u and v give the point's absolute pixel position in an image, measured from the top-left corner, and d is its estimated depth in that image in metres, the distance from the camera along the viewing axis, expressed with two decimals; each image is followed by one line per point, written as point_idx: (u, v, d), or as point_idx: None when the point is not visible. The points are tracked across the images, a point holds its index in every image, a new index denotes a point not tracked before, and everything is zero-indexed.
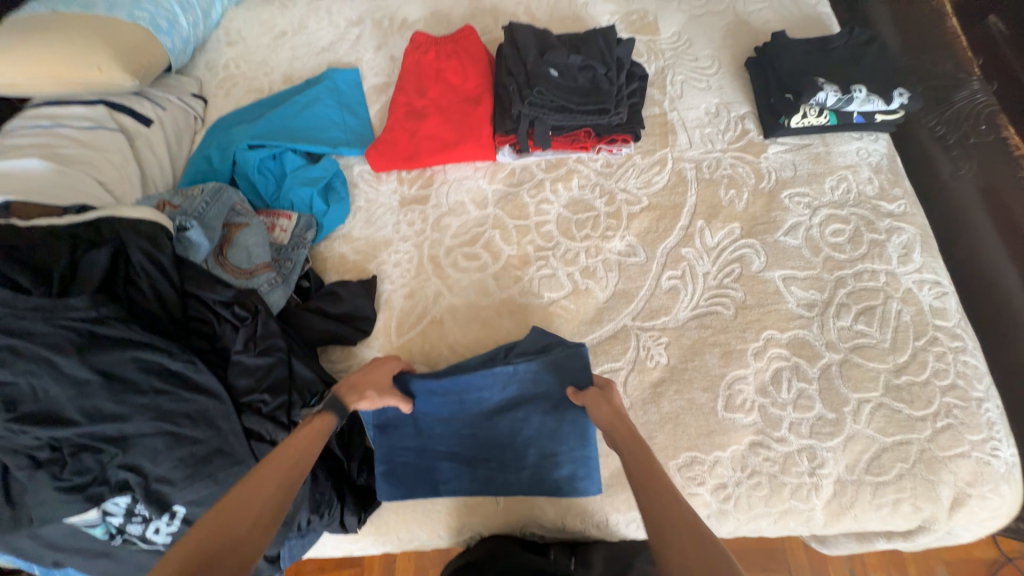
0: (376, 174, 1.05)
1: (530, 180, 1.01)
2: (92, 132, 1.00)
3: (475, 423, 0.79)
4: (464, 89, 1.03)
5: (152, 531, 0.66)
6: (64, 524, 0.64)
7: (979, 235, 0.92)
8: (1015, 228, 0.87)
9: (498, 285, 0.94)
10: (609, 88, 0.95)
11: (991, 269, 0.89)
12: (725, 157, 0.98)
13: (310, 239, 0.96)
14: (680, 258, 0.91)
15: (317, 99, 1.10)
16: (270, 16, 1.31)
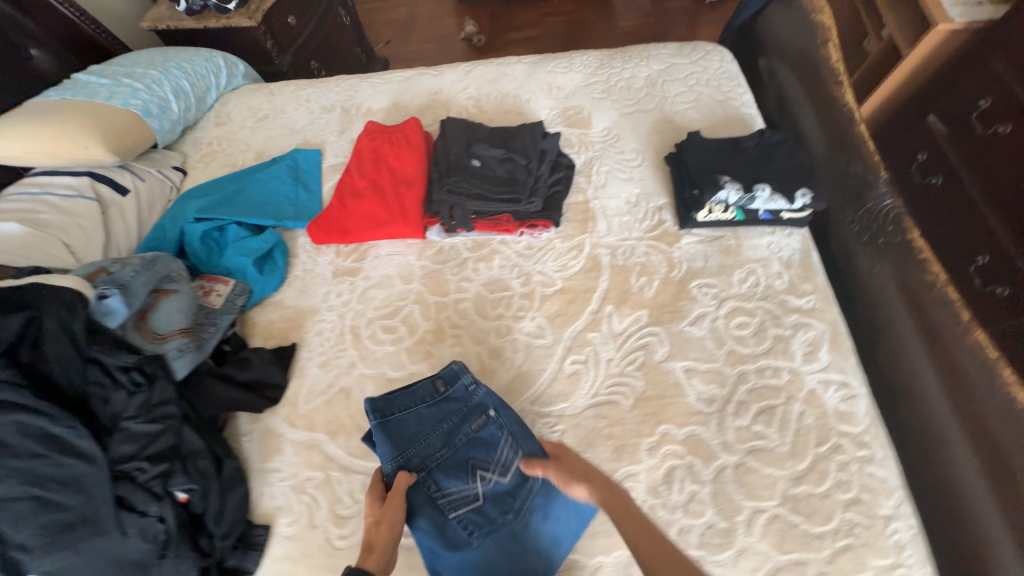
0: (316, 245, 1.12)
1: (455, 259, 1.06)
2: (71, 200, 1.12)
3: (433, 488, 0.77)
4: (402, 173, 1.12)
5: None
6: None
7: (899, 331, 0.89)
8: (933, 331, 0.85)
9: (407, 359, 0.95)
10: (524, 179, 1.02)
11: (910, 367, 0.86)
12: (640, 245, 1.01)
13: (240, 305, 1.02)
14: (586, 343, 0.92)
15: (275, 176, 1.21)
16: (257, 101, 1.48)
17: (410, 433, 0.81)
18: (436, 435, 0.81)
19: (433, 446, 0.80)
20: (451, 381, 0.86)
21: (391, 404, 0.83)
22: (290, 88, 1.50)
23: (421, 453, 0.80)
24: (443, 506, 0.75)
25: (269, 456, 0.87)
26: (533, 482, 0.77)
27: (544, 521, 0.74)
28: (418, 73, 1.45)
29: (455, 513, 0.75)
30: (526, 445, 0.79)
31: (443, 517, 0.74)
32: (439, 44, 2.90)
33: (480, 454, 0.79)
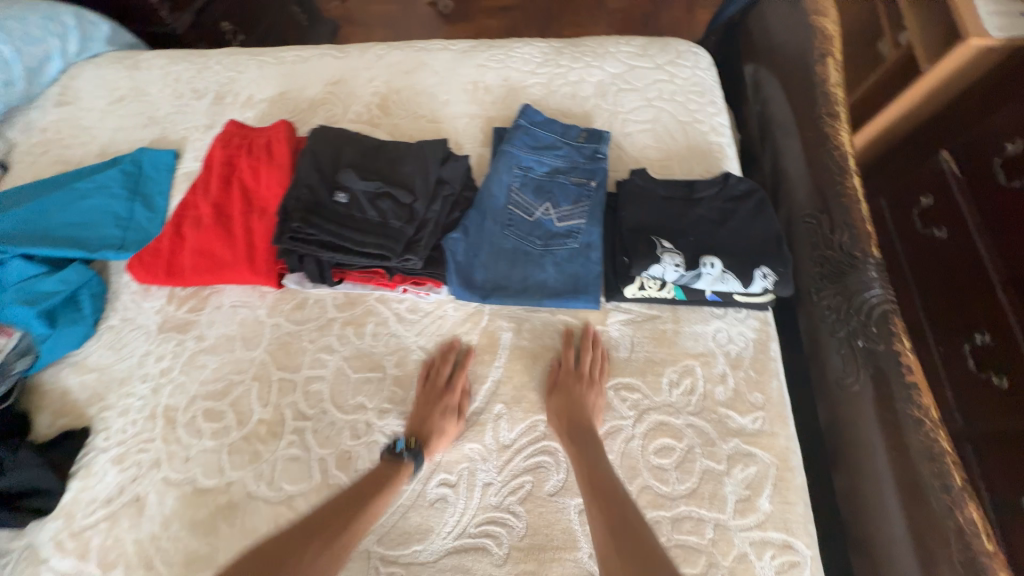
0: (144, 285, 0.87)
1: (317, 319, 0.82)
2: None
3: (519, 162, 0.86)
4: (257, 197, 0.86)
5: None
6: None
7: (869, 473, 0.67)
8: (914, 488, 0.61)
9: (228, 462, 0.72)
10: (401, 227, 0.77)
11: (878, 528, 0.64)
12: (552, 321, 0.79)
13: (21, 370, 0.78)
14: (460, 457, 0.70)
15: (101, 185, 0.93)
16: (114, 75, 1.17)
17: (537, 157, 0.87)
18: (539, 204, 0.83)
19: (539, 170, 0.86)
20: (596, 139, 0.88)
21: (532, 126, 0.89)
22: (159, 61, 1.19)
23: (533, 143, 0.88)
24: (512, 180, 0.85)
25: None
26: (570, 244, 0.79)
27: (538, 264, 0.79)
28: (318, 52, 1.15)
29: (506, 210, 0.83)
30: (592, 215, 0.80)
31: (504, 188, 0.84)
32: None
33: (561, 193, 0.83)
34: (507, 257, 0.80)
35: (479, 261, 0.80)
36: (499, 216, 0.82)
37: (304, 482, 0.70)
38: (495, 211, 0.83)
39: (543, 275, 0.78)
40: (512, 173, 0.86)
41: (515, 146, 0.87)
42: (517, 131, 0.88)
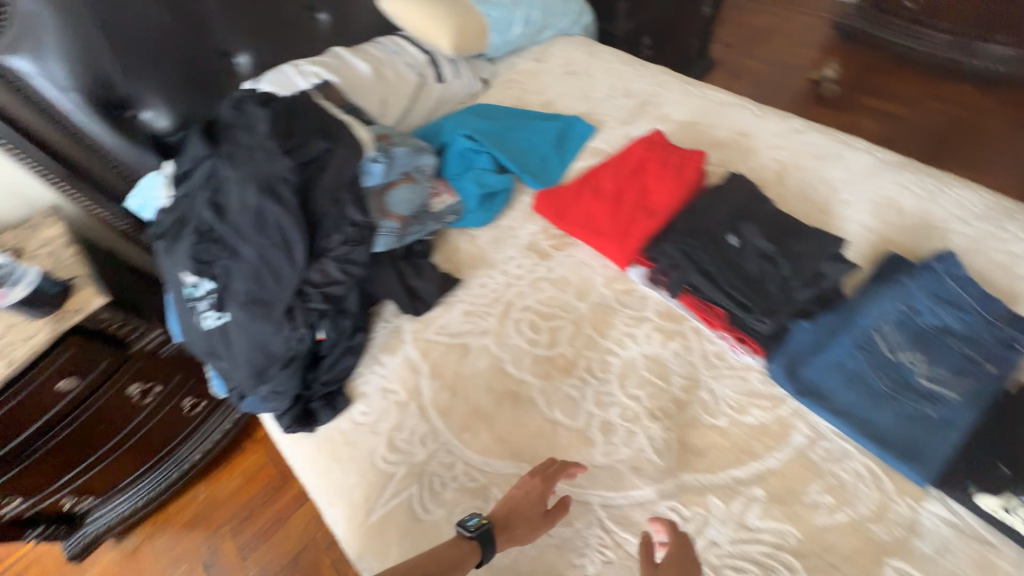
0: (532, 211, 1.15)
1: (637, 310, 0.96)
2: (405, 69, 1.36)
3: (909, 300, 0.82)
4: (650, 197, 1.03)
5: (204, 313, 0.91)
6: (173, 279, 0.92)
7: None
8: None
9: (527, 365, 0.93)
10: (774, 293, 0.82)
11: None
12: (856, 460, 0.74)
13: (447, 221, 1.10)
14: (702, 502, 0.74)
15: (542, 130, 1.23)
16: (576, 56, 1.52)
17: (933, 307, 0.81)
18: (911, 351, 0.79)
19: (926, 320, 0.81)
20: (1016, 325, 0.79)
21: (947, 277, 0.83)
22: (610, 59, 1.49)
23: (938, 291, 0.82)
24: (892, 312, 0.82)
25: (386, 350, 0.98)
26: (926, 407, 0.74)
27: (880, 402, 0.76)
28: (739, 104, 1.27)
29: (871, 334, 0.81)
30: (967, 401, 0.74)
31: (878, 313, 0.82)
32: (780, 76, 2.54)
33: (940, 356, 0.78)
34: (848, 376, 0.79)
35: (817, 361, 0.81)
36: (860, 335, 0.81)
37: (572, 420, 0.85)
38: (857, 330, 0.82)
39: (876, 416, 0.75)
40: (897, 305, 0.82)
41: (915, 285, 0.83)
42: (925, 273, 0.84)
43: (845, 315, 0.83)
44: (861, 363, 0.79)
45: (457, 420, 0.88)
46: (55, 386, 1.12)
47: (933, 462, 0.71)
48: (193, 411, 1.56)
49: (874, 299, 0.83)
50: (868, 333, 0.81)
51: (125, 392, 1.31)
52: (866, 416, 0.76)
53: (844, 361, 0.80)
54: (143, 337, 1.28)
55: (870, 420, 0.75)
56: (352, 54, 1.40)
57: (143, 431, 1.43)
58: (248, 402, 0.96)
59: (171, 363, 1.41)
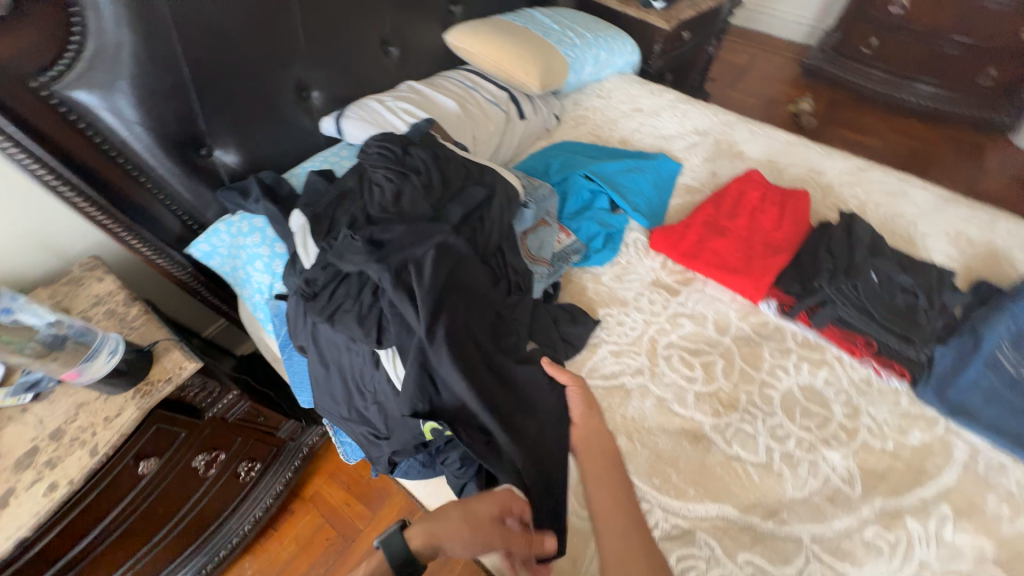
0: (647, 248, 1.17)
1: (778, 342, 1.01)
2: (491, 105, 1.36)
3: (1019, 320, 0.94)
4: (773, 235, 1.10)
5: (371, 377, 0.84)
6: (330, 340, 0.85)
7: None
8: None
9: (693, 403, 0.94)
10: (925, 324, 0.92)
11: None
12: (1014, 473, 0.84)
13: (572, 261, 1.11)
14: (901, 524, 0.79)
15: (643, 169, 1.28)
16: (637, 95, 1.60)
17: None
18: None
19: None
20: None
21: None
22: (669, 97, 1.59)
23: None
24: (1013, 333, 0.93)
25: None
26: None
27: (1010, 412, 0.88)
28: (803, 144, 1.41)
29: (996, 352, 0.92)
30: None
31: (1000, 333, 0.93)
32: (765, 107, 2.80)
33: None
34: (975, 389, 0.90)
35: (957, 379, 0.91)
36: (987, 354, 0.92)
37: (754, 455, 0.87)
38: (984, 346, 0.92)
39: (1010, 425, 0.87)
40: (1010, 324, 0.93)
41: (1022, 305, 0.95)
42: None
43: (971, 335, 0.93)
44: (981, 375, 0.91)
45: (643, 466, 0.86)
46: (131, 462, 0.95)
47: None
48: (252, 482, 1.36)
49: (992, 321, 0.94)
50: (988, 347, 0.92)
51: (191, 465, 1.12)
52: (995, 425, 0.87)
53: (973, 372, 0.91)
54: (219, 400, 1.13)
55: (1007, 432, 0.86)
56: (431, 87, 1.35)
57: (203, 511, 1.22)
58: (405, 465, 0.91)
59: (238, 429, 1.24)
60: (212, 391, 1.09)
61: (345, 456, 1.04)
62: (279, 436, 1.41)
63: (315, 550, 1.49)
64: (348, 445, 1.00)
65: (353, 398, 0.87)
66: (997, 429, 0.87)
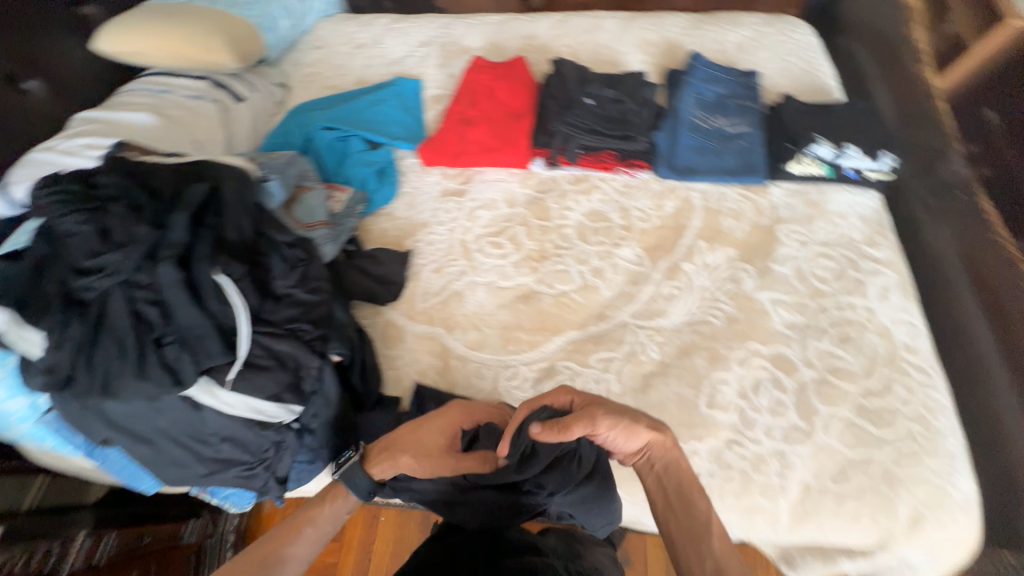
0: (423, 167, 1.21)
1: (556, 189, 1.15)
2: (195, 100, 1.20)
3: (693, 91, 1.21)
4: (509, 105, 1.20)
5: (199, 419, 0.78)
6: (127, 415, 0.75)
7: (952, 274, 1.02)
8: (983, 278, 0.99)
9: (515, 272, 1.05)
10: (638, 120, 1.14)
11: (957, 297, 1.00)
12: (732, 193, 1.11)
13: (359, 212, 1.08)
14: (680, 271, 1.01)
15: (385, 99, 1.28)
16: (352, 31, 1.54)
17: (706, 85, 1.21)
18: (714, 118, 1.17)
19: (710, 96, 1.20)
20: (748, 75, 1.24)
21: (704, 67, 1.24)
22: (384, 22, 1.56)
23: (700, 77, 1.23)
24: (694, 101, 1.19)
25: (394, 342, 0.98)
26: (736, 143, 1.14)
27: (716, 155, 1.13)
28: (512, 17, 1.51)
29: (692, 119, 1.17)
30: (753, 131, 1.15)
31: (688, 105, 1.18)
32: None
33: (726, 113, 1.18)
34: (691, 151, 1.14)
35: (678, 151, 1.14)
36: (685, 123, 1.16)
37: (571, 284, 1.03)
38: (682, 120, 1.17)
39: (718, 164, 1.12)
40: (690, 97, 1.20)
41: (693, 79, 1.22)
42: (694, 69, 1.23)
43: (671, 117, 1.18)
44: (688, 138, 1.15)
45: (496, 342, 0.97)
46: None
47: (758, 173, 1.10)
48: None
49: (678, 99, 1.20)
50: (684, 118, 1.17)
51: None
52: (711, 169, 1.12)
53: (685, 141, 1.15)
54: (70, 552, 0.91)
55: (717, 167, 1.12)
56: (109, 108, 1.13)
57: None
58: (297, 474, 0.88)
59: (125, 564, 1.02)
60: (51, 548, 0.87)
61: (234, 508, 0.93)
62: (186, 544, 1.19)
63: None
64: (232, 496, 0.89)
65: (197, 449, 0.80)
66: (711, 171, 1.12)
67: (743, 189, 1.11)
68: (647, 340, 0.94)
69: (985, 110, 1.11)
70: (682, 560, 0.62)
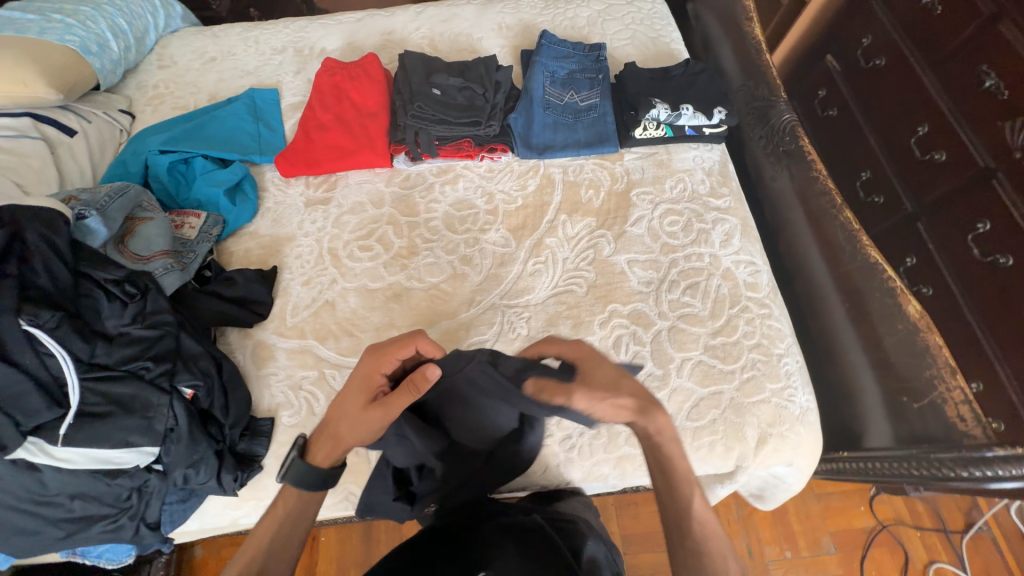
0: (285, 179, 1.16)
1: (422, 183, 1.15)
2: (15, 140, 1.06)
3: (544, 70, 1.23)
4: (365, 106, 1.20)
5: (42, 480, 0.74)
6: None
7: (791, 215, 1.11)
8: (815, 214, 1.06)
9: (386, 271, 1.05)
10: (483, 105, 1.15)
11: (795, 236, 1.09)
12: (588, 164, 1.15)
13: (216, 235, 1.04)
14: (545, 247, 1.05)
15: (234, 113, 1.22)
16: (199, 44, 1.45)
17: (555, 63, 1.24)
18: (564, 96, 1.21)
19: (561, 73, 1.23)
20: (595, 47, 1.27)
21: (551, 44, 1.26)
22: (233, 31, 1.48)
23: (549, 56, 1.25)
24: (545, 81, 1.22)
25: (264, 363, 0.94)
26: (587, 117, 1.18)
27: (570, 130, 1.17)
28: (367, 13, 1.47)
29: (544, 99, 1.20)
30: (602, 103, 1.19)
31: (540, 86, 1.21)
32: None
33: (576, 88, 1.21)
34: (545, 130, 1.17)
35: (533, 132, 1.17)
36: (537, 103, 1.19)
37: (442, 275, 1.03)
38: (534, 101, 1.19)
39: (570, 139, 1.16)
40: (540, 76, 1.22)
41: (543, 58, 1.24)
42: (542, 48, 1.25)
43: (523, 99, 1.20)
44: (541, 117, 1.18)
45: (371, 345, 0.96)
46: None
47: (608, 143, 1.14)
48: None
49: (529, 80, 1.22)
50: (535, 98, 1.20)
51: None
52: (563, 144, 1.16)
53: (538, 122, 1.18)
54: None
55: (570, 143, 1.16)
56: None
57: None
58: (171, 516, 0.84)
59: None
60: None
61: (112, 564, 0.90)
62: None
63: None
64: (105, 552, 0.87)
65: (44, 513, 0.76)
66: (564, 146, 1.16)
67: (598, 160, 1.15)
68: (516, 319, 0.97)
69: (828, 59, 1.35)
70: (669, 500, 0.68)
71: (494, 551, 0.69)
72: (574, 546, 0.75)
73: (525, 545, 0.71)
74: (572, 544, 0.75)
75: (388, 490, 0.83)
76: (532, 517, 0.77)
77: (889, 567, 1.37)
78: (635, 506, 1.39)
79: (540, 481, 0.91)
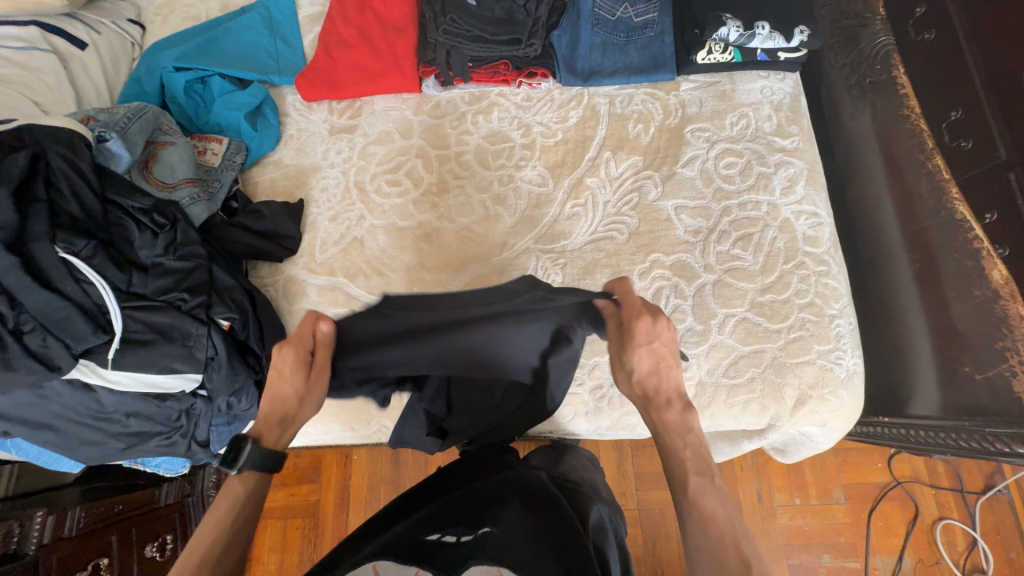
0: (307, 103, 1.08)
1: (453, 112, 1.05)
2: (25, 53, 1.00)
3: None
4: (390, 20, 1.08)
5: (96, 400, 0.78)
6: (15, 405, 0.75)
7: (868, 158, 0.99)
8: (895, 162, 0.94)
9: (415, 209, 0.99)
10: (524, 19, 1.01)
11: (872, 185, 0.98)
12: (639, 93, 1.02)
13: (239, 163, 1.00)
14: (584, 188, 0.97)
15: (249, 25, 1.11)
16: None
17: None
18: (617, 7, 1.04)
19: None
20: None
21: None
22: None
23: None
24: None
25: (296, 298, 0.94)
26: (642, 36, 1.03)
27: (619, 53, 1.03)
28: None
29: (592, 12, 1.04)
30: (660, 21, 1.03)
31: None
32: None
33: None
34: (590, 52, 1.04)
35: (577, 54, 1.04)
36: (585, 18, 1.04)
37: (473, 215, 0.98)
38: (581, 15, 1.04)
39: (619, 64, 1.03)
40: None
41: None
42: None
43: (568, 14, 1.04)
44: (588, 36, 1.04)
45: (400, 285, 0.94)
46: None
47: (664, 69, 1.01)
48: None
49: None
50: (582, 12, 1.04)
51: (146, 556, 1.14)
52: (611, 69, 1.03)
53: (582, 42, 1.04)
54: (33, 530, 0.93)
55: (618, 68, 1.03)
56: None
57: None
58: (218, 436, 0.90)
59: (107, 528, 1.06)
60: (12, 530, 0.89)
61: (172, 471, 1.00)
62: (166, 505, 1.23)
63: (296, 542, 1.43)
64: (164, 463, 0.96)
65: (104, 427, 0.81)
66: (611, 71, 1.03)
67: (649, 89, 1.02)
68: (553, 266, 0.92)
69: None
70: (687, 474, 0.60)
71: (499, 508, 0.65)
72: (580, 507, 0.69)
73: (531, 507, 0.65)
74: (577, 508, 0.68)
75: (422, 425, 0.84)
76: (537, 477, 0.72)
77: (896, 518, 1.40)
78: (650, 448, 1.43)
79: (569, 428, 0.92)
